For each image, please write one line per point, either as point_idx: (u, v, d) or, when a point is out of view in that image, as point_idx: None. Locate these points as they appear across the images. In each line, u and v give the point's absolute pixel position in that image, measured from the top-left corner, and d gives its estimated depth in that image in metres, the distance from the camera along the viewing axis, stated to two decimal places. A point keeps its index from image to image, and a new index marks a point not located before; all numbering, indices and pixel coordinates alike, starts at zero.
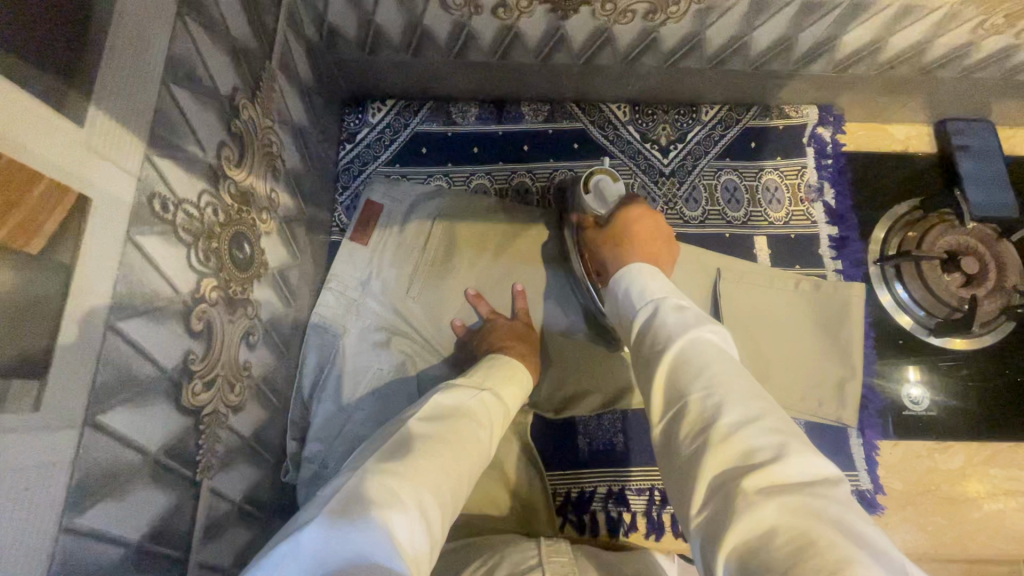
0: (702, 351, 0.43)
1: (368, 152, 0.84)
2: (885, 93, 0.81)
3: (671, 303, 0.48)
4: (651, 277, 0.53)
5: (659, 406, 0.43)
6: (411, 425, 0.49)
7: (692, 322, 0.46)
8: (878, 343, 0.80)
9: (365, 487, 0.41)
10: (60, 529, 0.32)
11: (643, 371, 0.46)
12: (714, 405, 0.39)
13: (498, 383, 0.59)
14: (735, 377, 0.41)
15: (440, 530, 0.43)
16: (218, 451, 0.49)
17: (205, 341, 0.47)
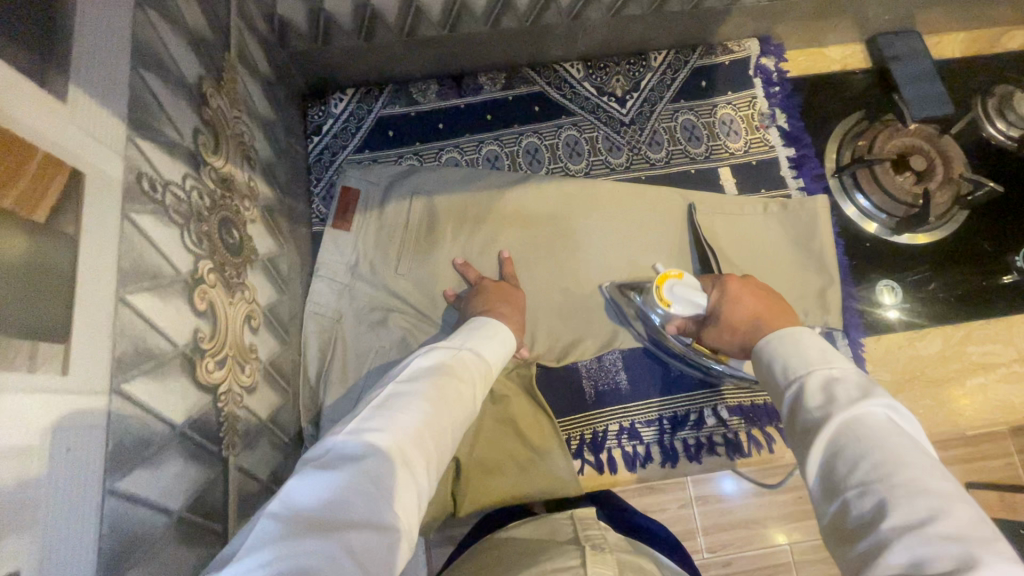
0: (860, 433, 0.41)
1: (336, 142, 0.85)
2: (817, 16, 0.86)
3: (821, 379, 0.46)
4: (791, 350, 0.50)
5: (816, 497, 0.42)
6: (394, 385, 0.51)
7: (841, 397, 0.44)
8: (847, 250, 0.85)
9: (346, 444, 0.44)
10: (104, 489, 0.33)
11: (796, 448, 0.45)
12: (878, 501, 0.37)
13: (480, 348, 0.60)
14: (908, 465, 0.38)
15: (428, 475, 0.46)
16: (239, 429, 0.51)
17: (210, 320, 0.48)
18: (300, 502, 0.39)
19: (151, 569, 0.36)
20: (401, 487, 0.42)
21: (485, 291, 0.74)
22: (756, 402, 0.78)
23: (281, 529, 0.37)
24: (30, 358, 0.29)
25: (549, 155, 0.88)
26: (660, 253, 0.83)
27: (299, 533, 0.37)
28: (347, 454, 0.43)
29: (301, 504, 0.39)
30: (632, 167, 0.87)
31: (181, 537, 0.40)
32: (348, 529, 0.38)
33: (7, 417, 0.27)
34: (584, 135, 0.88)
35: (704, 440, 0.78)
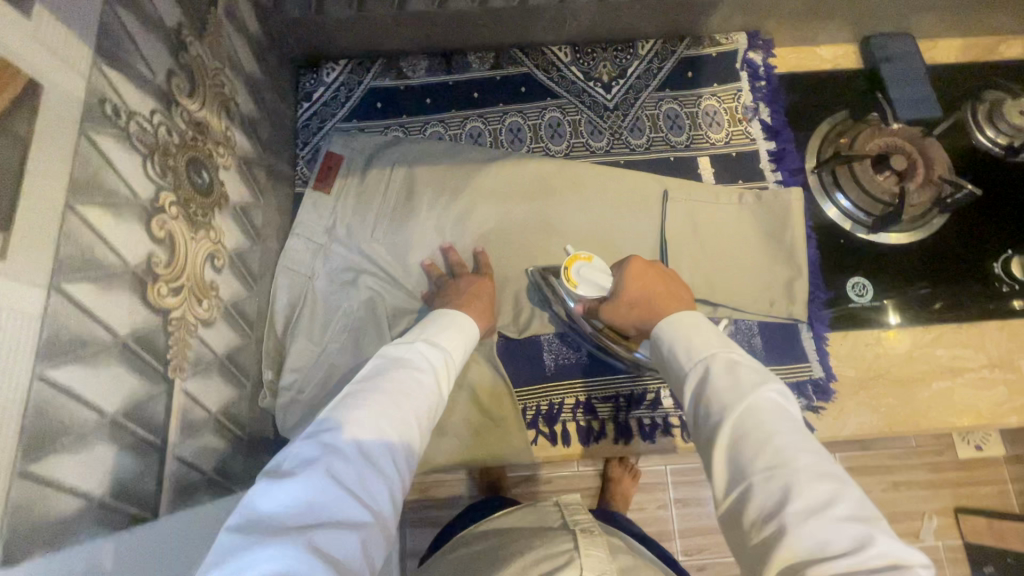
0: (761, 417, 0.42)
1: (325, 110, 0.88)
2: (806, 12, 0.87)
3: (721, 364, 0.47)
4: (687, 335, 0.51)
5: (717, 479, 0.43)
6: (352, 385, 0.50)
7: (745, 382, 0.45)
8: (822, 245, 0.85)
9: (305, 448, 0.43)
10: (34, 373, 0.35)
11: (701, 440, 0.46)
12: (780, 493, 0.38)
13: (447, 341, 0.59)
14: (796, 454, 0.39)
15: (401, 472, 0.46)
16: (189, 357, 0.53)
17: (168, 250, 0.51)
18: (262, 511, 0.38)
19: (78, 460, 0.39)
20: (371, 479, 0.43)
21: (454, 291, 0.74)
22: None
23: (244, 539, 0.36)
24: None
25: (531, 135, 0.89)
26: (631, 237, 0.84)
27: (267, 541, 0.36)
28: (307, 460, 0.42)
29: (262, 515, 0.38)
30: (611, 151, 0.89)
31: (115, 439, 0.43)
32: (321, 530, 0.38)
33: None
34: (567, 118, 0.90)
35: (660, 421, 0.78)
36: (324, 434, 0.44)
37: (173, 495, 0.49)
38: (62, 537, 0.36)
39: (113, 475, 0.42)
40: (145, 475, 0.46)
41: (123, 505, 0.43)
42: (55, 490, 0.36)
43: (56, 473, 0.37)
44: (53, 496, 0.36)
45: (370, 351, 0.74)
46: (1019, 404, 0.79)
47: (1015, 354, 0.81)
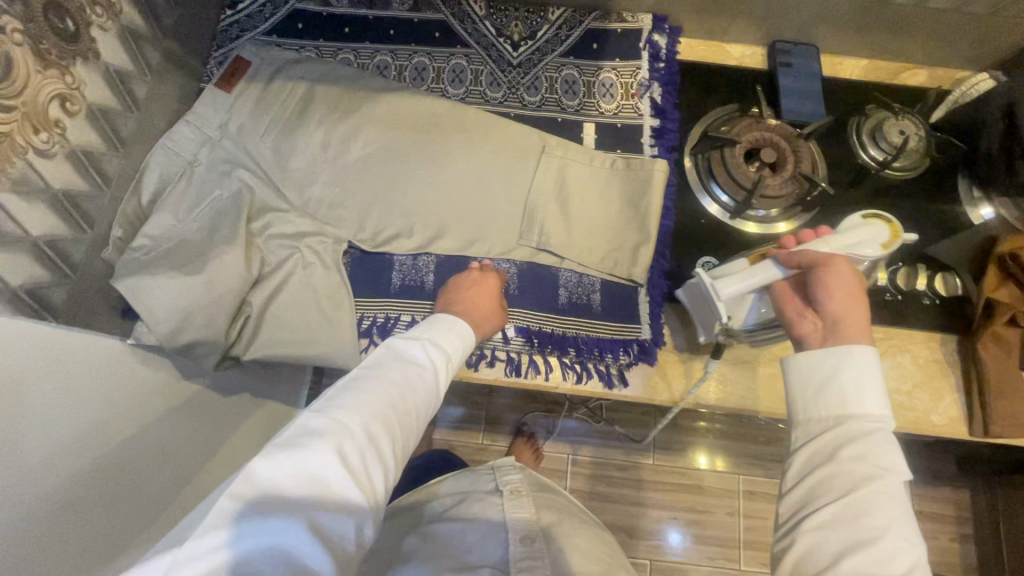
0: (886, 497, 0.48)
1: (247, 21, 0.94)
2: (708, 3, 0.91)
3: (868, 426, 0.52)
4: (856, 372, 0.54)
5: (827, 516, 0.48)
6: (359, 370, 0.59)
7: (891, 457, 0.50)
8: (682, 222, 0.88)
9: (314, 421, 0.51)
10: None
11: (815, 479, 0.51)
12: (900, 565, 0.45)
13: (446, 339, 0.66)
14: (914, 544, 0.47)
15: (393, 460, 0.54)
16: (9, 173, 0.58)
17: (4, 66, 0.56)
18: (269, 476, 0.46)
19: None
20: (373, 466, 0.51)
21: (476, 288, 0.77)
22: (546, 329, 0.81)
23: (252, 504, 0.44)
24: None
25: (434, 76, 0.94)
26: (501, 181, 0.88)
27: (273, 510, 0.44)
28: (314, 430, 0.50)
29: (270, 482, 0.46)
30: (504, 103, 0.93)
31: None
32: (325, 508, 0.46)
33: None
34: (471, 67, 0.95)
35: (487, 353, 0.81)
36: (333, 414, 0.52)
37: None
38: None
39: None
40: None
41: None
42: None
43: None
44: None
45: (224, 233, 0.79)
46: None
47: None
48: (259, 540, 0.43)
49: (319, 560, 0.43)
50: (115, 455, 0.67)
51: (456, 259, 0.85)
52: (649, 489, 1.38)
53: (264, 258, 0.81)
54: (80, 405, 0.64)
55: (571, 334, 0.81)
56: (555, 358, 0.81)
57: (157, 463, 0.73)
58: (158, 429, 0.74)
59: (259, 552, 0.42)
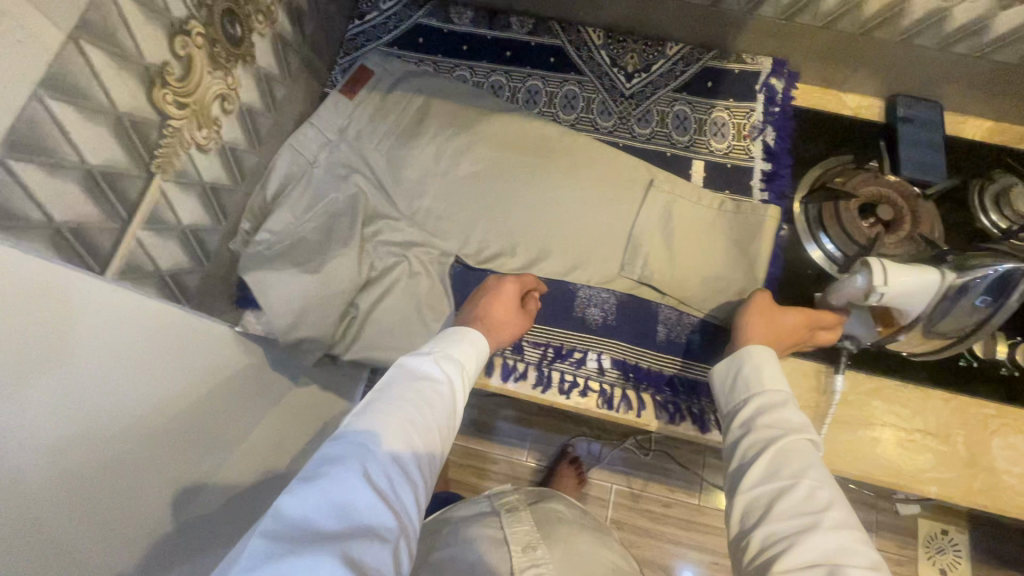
0: (796, 451, 0.55)
1: (372, 32, 0.98)
2: (834, 52, 0.90)
3: (780, 403, 0.60)
4: (757, 370, 0.64)
5: (752, 479, 0.55)
6: (373, 395, 0.59)
7: (794, 424, 0.58)
8: (788, 271, 0.87)
9: (332, 452, 0.52)
10: (35, 93, 0.44)
11: (739, 457, 0.59)
12: (822, 501, 0.51)
13: (463, 350, 0.66)
14: (829, 480, 0.53)
15: (416, 480, 0.54)
16: (174, 165, 0.62)
17: (184, 67, 0.60)
18: (294, 513, 0.47)
19: (50, 181, 0.47)
20: (396, 489, 0.51)
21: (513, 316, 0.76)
22: (642, 364, 0.81)
23: (280, 541, 0.44)
24: None
25: (546, 100, 0.96)
26: (607, 212, 0.87)
27: (300, 546, 0.44)
28: (333, 461, 0.50)
29: (298, 518, 0.46)
30: (614, 133, 0.94)
31: (86, 186, 0.51)
32: (357, 538, 0.46)
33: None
34: (584, 94, 0.95)
35: (580, 381, 0.81)
36: (350, 442, 0.53)
37: (122, 265, 0.57)
38: (18, 231, 0.45)
39: (75, 213, 0.51)
40: (103, 230, 0.54)
41: (75, 244, 0.51)
42: (20, 190, 0.45)
43: (29, 179, 0.45)
44: (19, 195, 0.45)
45: (338, 235, 0.81)
46: (941, 475, 0.77)
47: (952, 427, 0.79)
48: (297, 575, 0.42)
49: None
50: (210, 433, 0.69)
51: (559, 283, 0.85)
52: (698, 532, 1.34)
53: (372, 263, 0.83)
54: (189, 382, 0.65)
55: (667, 372, 0.81)
56: (649, 396, 0.80)
57: (223, 447, 0.73)
58: (231, 411, 0.75)
59: None
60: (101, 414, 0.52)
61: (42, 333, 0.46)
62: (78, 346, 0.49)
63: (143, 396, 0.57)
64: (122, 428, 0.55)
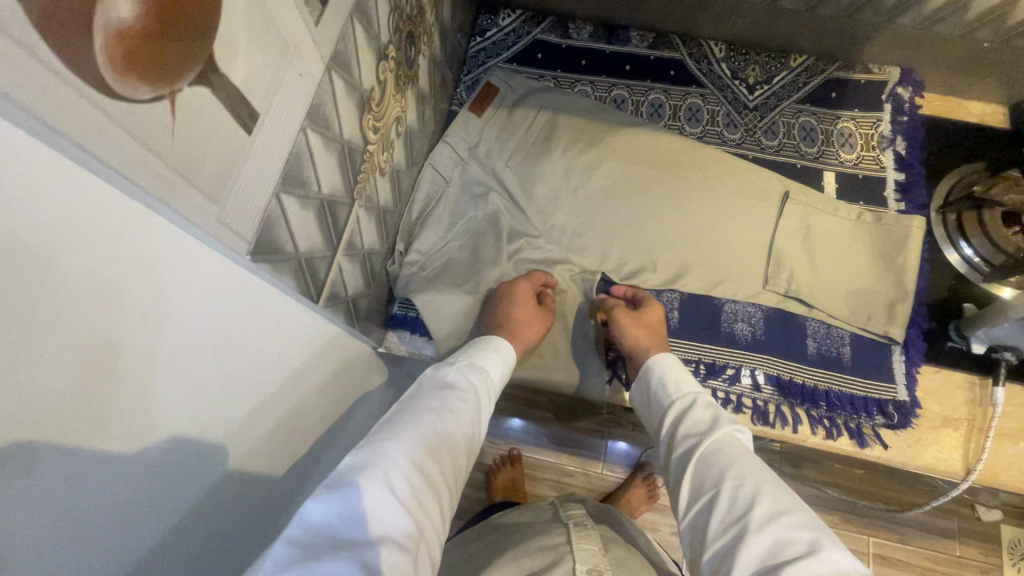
0: (718, 448, 0.54)
1: (493, 49, 0.98)
2: (965, 62, 0.90)
3: (703, 402, 0.61)
4: (662, 372, 0.66)
5: (685, 490, 0.54)
6: (397, 405, 0.55)
7: (706, 424, 0.58)
8: (931, 281, 0.85)
9: (356, 456, 0.47)
10: (300, 127, 0.44)
11: (674, 463, 0.57)
12: (747, 501, 0.49)
13: (490, 366, 0.64)
14: (755, 472, 0.51)
15: (440, 497, 0.49)
16: (366, 190, 0.61)
17: (381, 92, 0.60)
18: (314, 518, 0.41)
19: (300, 214, 0.47)
20: (421, 497, 0.47)
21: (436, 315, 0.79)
22: (797, 380, 0.81)
23: (304, 549, 0.39)
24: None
25: (671, 113, 0.95)
26: (746, 223, 0.86)
27: (322, 553, 0.39)
28: (356, 466, 0.46)
29: (319, 523, 0.41)
30: (741, 146, 0.93)
31: (320, 216, 0.51)
32: (377, 545, 0.41)
33: (293, 40, 0.39)
34: (707, 107, 0.95)
35: (732, 398, 0.81)
36: (374, 446, 0.48)
37: (328, 293, 0.57)
38: (273, 267, 0.45)
39: (311, 244, 0.50)
40: (323, 259, 0.54)
41: (305, 275, 0.51)
42: (283, 224, 0.44)
43: (289, 213, 0.45)
44: (282, 229, 0.44)
45: (486, 256, 0.84)
46: None
47: None
48: None
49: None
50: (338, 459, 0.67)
51: (705, 298, 0.86)
52: None
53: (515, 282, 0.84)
54: (323, 408, 0.63)
55: (821, 388, 0.80)
56: (803, 411, 0.80)
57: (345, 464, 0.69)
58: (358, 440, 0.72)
59: None
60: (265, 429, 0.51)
61: (244, 358, 0.44)
62: (262, 363, 0.47)
63: (290, 417, 0.55)
64: (269, 439, 0.52)
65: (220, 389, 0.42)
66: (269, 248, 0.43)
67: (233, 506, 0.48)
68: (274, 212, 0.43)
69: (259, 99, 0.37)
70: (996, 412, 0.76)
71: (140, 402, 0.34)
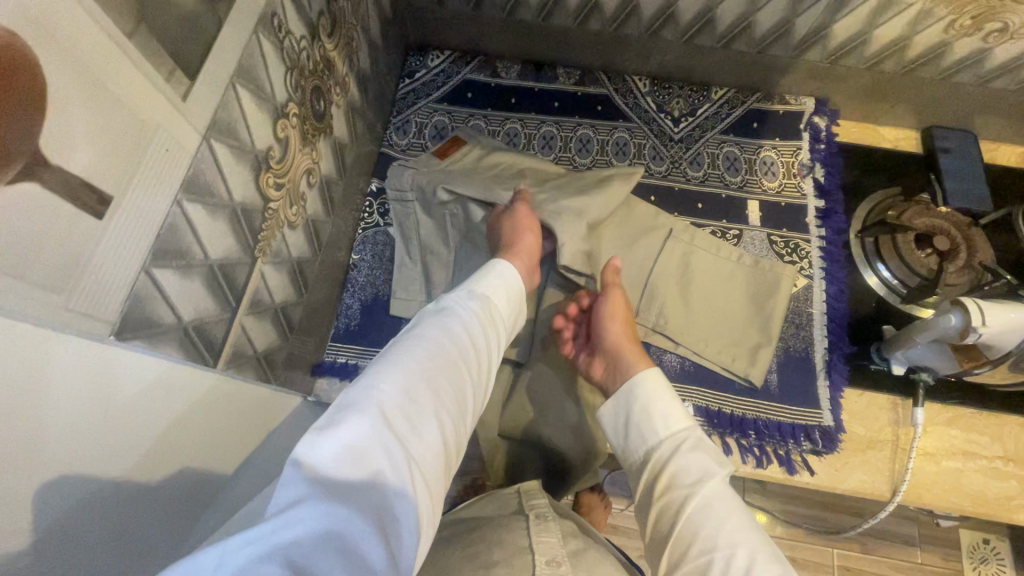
0: (709, 509, 0.50)
1: (422, 89, 0.99)
2: (873, 91, 0.94)
3: (692, 443, 0.57)
4: (643, 413, 0.60)
5: (671, 553, 0.50)
6: (401, 338, 0.49)
7: (696, 473, 0.53)
8: (852, 305, 0.87)
9: (360, 390, 0.40)
10: (173, 200, 0.43)
11: (661, 518, 0.53)
12: (738, 570, 0.45)
13: (493, 294, 0.57)
14: (747, 537, 0.47)
15: (449, 435, 0.43)
16: (272, 246, 0.61)
17: (282, 149, 0.60)
18: (314, 451, 0.34)
19: (180, 282, 0.46)
20: (431, 441, 0.41)
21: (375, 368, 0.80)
22: (725, 410, 0.82)
23: (306, 485, 0.32)
24: (177, 74, 0.41)
25: (599, 148, 0.96)
26: (689, 277, 0.87)
27: (321, 491, 0.32)
28: (358, 401, 0.39)
29: (319, 458, 0.34)
30: (668, 177, 0.95)
31: (208, 282, 0.50)
32: (382, 492, 0.35)
33: (151, 117, 0.39)
34: (634, 140, 0.97)
35: None
36: (379, 379, 0.41)
37: (229, 355, 0.56)
38: (151, 338, 0.44)
39: (198, 310, 0.50)
40: (218, 323, 0.53)
41: (197, 339, 0.50)
42: (160, 297, 0.44)
43: (164, 284, 0.44)
44: (158, 301, 0.44)
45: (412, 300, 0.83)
46: None
47: None
48: (305, 532, 0.30)
49: (382, 557, 0.32)
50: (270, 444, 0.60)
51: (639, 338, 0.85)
52: None
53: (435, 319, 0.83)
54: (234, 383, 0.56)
55: (749, 416, 0.81)
56: (733, 441, 0.80)
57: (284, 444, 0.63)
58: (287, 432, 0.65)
59: (312, 545, 0.30)
60: (168, 412, 0.44)
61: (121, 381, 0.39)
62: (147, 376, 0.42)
63: (197, 398, 0.48)
64: (177, 419, 0.45)
65: (120, 431, 0.39)
66: (143, 322, 0.42)
67: (166, 540, 0.45)
68: (145, 286, 0.42)
69: (110, 185, 0.36)
70: (917, 433, 0.78)
71: (26, 468, 0.32)
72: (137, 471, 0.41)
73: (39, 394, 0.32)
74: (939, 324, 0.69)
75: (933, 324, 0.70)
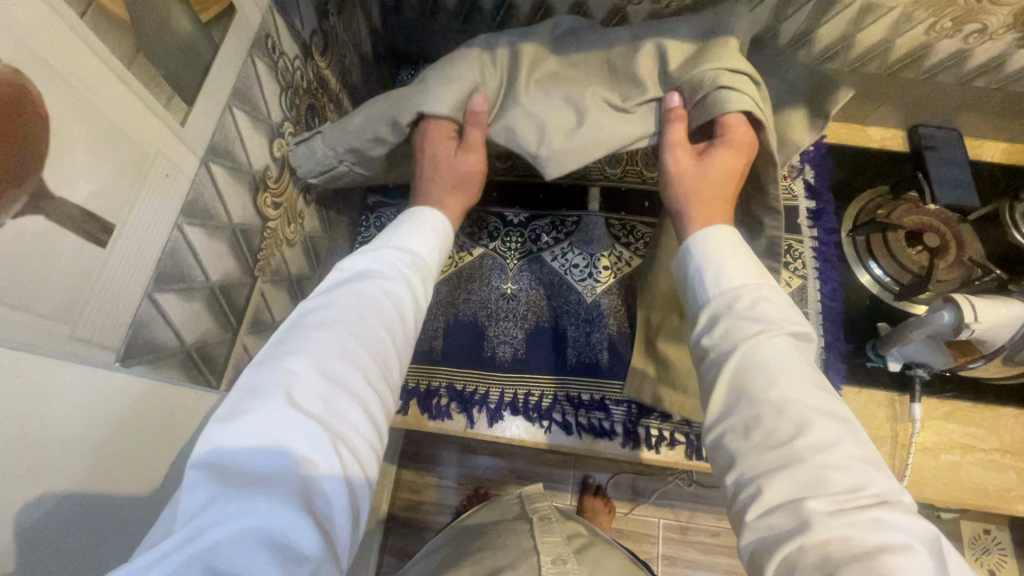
0: (766, 360, 0.44)
1: None
2: (859, 92, 0.96)
3: (755, 293, 0.49)
4: (712, 256, 0.52)
5: (721, 402, 0.46)
6: (313, 299, 0.45)
7: (759, 320, 0.47)
8: (847, 303, 0.89)
9: (261, 375, 0.38)
10: (174, 223, 0.44)
11: (707, 373, 0.48)
12: (796, 424, 0.41)
13: (416, 242, 0.53)
14: (805, 391, 0.43)
15: (376, 392, 0.41)
16: (272, 265, 0.61)
17: (279, 168, 0.60)
18: (219, 450, 0.34)
19: (182, 305, 0.46)
20: (351, 404, 0.39)
21: None
22: None
23: (215, 486, 0.33)
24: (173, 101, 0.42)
25: None
26: None
27: (232, 490, 0.33)
28: (259, 389, 0.37)
29: (226, 457, 0.34)
30: None
31: (209, 303, 0.50)
32: (303, 471, 0.35)
33: (150, 144, 0.39)
34: None
35: (667, 434, 0.77)
36: (283, 358, 0.39)
37: (232, 374, 0.56)
38: (151, 362, 0.44)
39: (200, 331, 0.50)
40: (221, 343, 0.54)
41: (199, 359, 0.50)
42: (163, 321, 0.44)
43: (167, 309, 0.44)
44: (162, 326, 0.44)
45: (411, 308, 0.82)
46: None
47: None
48: (222, 533, 0.31)
49: (317, 540, 0.32)
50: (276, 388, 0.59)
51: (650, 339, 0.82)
52: None
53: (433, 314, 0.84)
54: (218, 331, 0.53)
55: None
56: None
57: None
58: None
59: (233, 543, 0.31)
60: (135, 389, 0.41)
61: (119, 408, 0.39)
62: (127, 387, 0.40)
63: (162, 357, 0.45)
64: (163, 420, 0.44)
65: (120, 447, 0.39)
66: (144, 348, 0.42)
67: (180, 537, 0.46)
68: (149, 314, 0.42)
69: (114, 216, 0.37)
70: (915, 429, 0.79)
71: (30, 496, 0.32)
72: (142, 487, 0.41)
73: (41, 426, 0.33)
74: (927, 322, 0.71)
75: (922, 322, 0.72)
